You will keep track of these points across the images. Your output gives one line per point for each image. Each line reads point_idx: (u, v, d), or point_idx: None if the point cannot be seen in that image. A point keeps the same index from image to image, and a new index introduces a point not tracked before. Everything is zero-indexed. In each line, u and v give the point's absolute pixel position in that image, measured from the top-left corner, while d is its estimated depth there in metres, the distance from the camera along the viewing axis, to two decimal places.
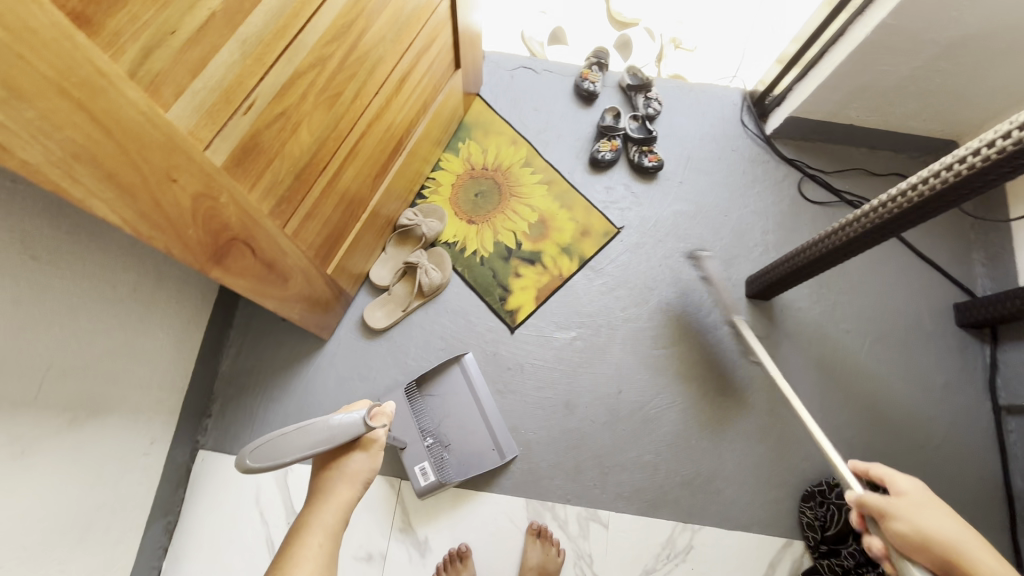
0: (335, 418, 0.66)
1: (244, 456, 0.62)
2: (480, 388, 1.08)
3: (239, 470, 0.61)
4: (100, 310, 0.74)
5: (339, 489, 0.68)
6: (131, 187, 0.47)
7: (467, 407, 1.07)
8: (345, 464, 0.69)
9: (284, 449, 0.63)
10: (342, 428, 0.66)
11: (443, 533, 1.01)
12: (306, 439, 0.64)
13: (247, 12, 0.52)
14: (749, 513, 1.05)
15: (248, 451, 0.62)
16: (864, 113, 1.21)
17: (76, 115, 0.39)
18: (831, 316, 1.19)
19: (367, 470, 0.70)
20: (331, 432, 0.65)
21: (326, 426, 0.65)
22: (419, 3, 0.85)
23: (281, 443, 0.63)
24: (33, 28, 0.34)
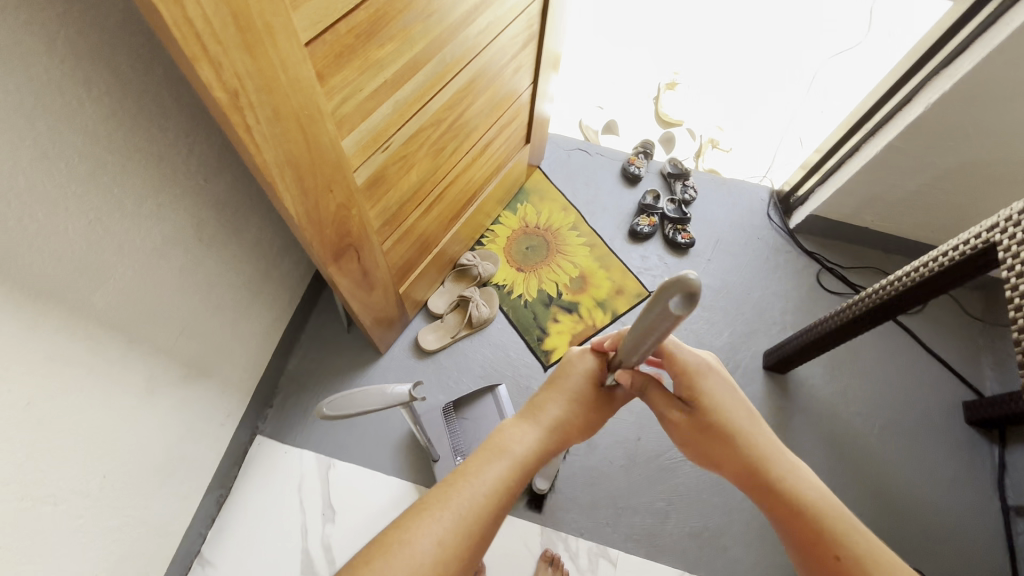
0: (390, 388, 0.73)
1: (321, 406, 0.69)
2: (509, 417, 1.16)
3: (317, 417, 0.68)
4: (225, 290, 0.91)
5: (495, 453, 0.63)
6: (308, 191, 0.65)
7: None
8: (507, 434, 0.65)
9: (358, 402, 0.69)
10: (395, 398, 0.72)
11: None
12: (370, 400, 0.70)
13: (404, 84, 0.72)
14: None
15: (325, 402, 0.69)
16: (877, 219, 1.36)
17: (298, 136, 0.58)
18: (844, 397, 1.27)
19: (524, 441, 0.64)
20: (386, 399, 0.71)
21: (383, 394, 0.72)
22: (510, 90, 1.08)
23: (353, 398, 0.69)
24: (299, 78, 0.54)
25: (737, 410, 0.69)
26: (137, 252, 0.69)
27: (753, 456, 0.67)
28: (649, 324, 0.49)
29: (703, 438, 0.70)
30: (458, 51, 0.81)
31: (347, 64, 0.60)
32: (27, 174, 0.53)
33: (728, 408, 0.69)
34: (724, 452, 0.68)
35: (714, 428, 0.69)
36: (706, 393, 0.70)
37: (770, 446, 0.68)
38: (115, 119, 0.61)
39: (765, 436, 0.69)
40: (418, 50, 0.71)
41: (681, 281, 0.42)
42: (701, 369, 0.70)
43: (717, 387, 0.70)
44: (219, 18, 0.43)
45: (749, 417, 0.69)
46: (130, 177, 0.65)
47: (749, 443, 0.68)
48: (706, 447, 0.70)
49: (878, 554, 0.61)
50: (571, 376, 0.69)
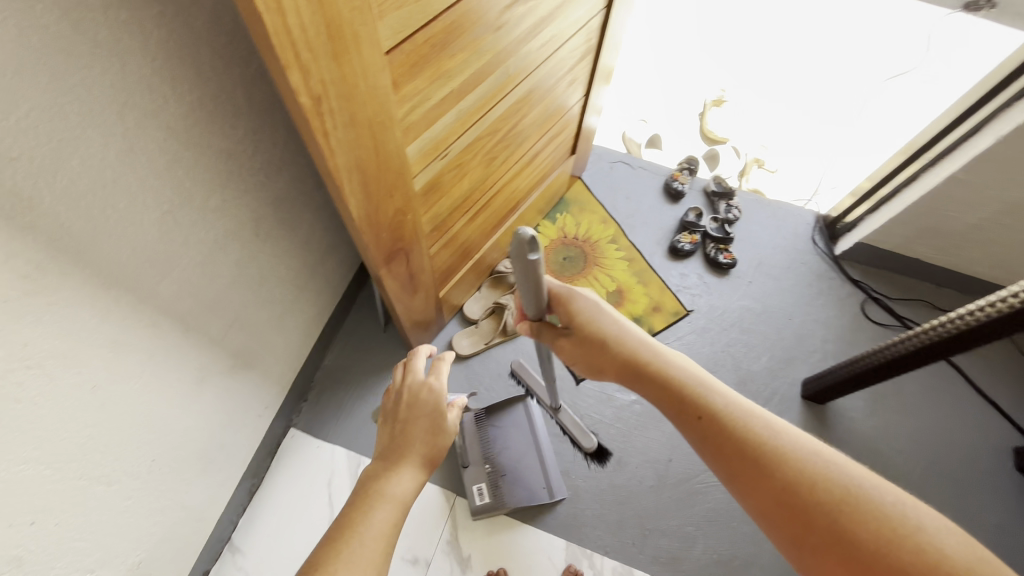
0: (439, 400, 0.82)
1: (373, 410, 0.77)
2: (540, 428, 1.17)
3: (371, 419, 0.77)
4: (276, 285, 0.92)
5: (377, 501, 0.61)
6: (370, 195, 0.66)
7: (526, 444, 1.15)
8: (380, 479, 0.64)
9: None
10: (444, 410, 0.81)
11: (486, 554, 1.07)
12: None
13: (468, 93, 0.73)
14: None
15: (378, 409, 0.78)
16: (931, 251, 1.32)
17: (369, 141, 0.59)
18: (885, 433, 1.23)
19: (399, 474, 0.64)
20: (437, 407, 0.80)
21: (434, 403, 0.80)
22: (563, 101, 1.08)
23: None
24: (377, 86, 0.54)
25: (610, 323, 0.72)
26: (200, 244, 0.71)
27: (633, 357, 0.69)
28: (520, 279, 0.63)
29: (591, 354, 0.73)
30: (521, 63, 0.82)
31: (420, 73, 0.61)
32: (114, 166, 0.55)
33: (602, 320, 0.73)
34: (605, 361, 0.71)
35: (594, 341, 0.72)
36: (579, 313, 0.74)
37: (646, 346, 0.69)
38: (193, 116, 0.62)
39: (646, 341, 0.70)
40: (485, 61, 0.72)
41: (518, 237, 0.56)
42: (572, 294, 0.75)
43: (593, 305, 0.74)
44: (314, 27, 0.44)
45: (625, 328, 0.71)
46: (201, 172, 0.67)
47: (625, 347, 0.70)
48: (592, 361, 0.73)
49: (769, 437, 0.57)
50: (416, 399, 0.72)
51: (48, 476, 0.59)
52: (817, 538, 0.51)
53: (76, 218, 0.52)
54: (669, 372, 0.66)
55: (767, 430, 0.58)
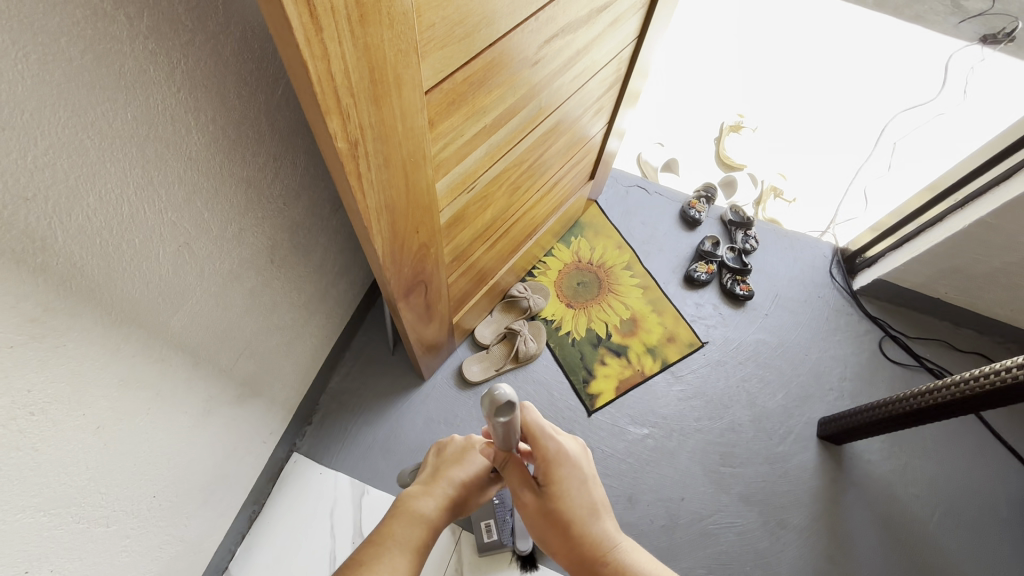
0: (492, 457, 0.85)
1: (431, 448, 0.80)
2: None
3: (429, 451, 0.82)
4: (287, 311, 0.89)
5: (408, 520, 0.67)
6: (397, 233, 0.63)
7: None
8: (416, 501, 0.69)
9: None
10: None
11: None
12: None
13: (501, 127, 0.70)
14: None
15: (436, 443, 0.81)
16: (952, 291, 1.30)
17: (400, 181, 0.56)
18: (903, 478, 1.20)
19: (432, 505, 0.69)
20: None
21: None
22: (588, 130, 1.06)
23: None
24: (414, 126, 0.52)
25: (584, 503, 0.68)
26: (215, 275, 0.68)
27: (603, 550, 0.67)
28: (492, 429, 0.60)
29: (550, 529, 0.69)
30: (553, 94, 0.79)
31: (456, 110, 0.58)
32: (133, 201, 0.52)
33: (574, 491, 0.68)
34: (568, 544, 0.68)
35: (561, 520, 0.68)
36: (559, 480, 0.68)
37: (610, 529, 0.69)
38: (217, 146, 0.60)
39: (612, 524, 0.69)
40: (520, 95, 0.69)
41: (492, 396, 0.54)
42: (558, 456, 0.69)
43: (574, 473, 0.69)
44: (355, 73, 0.41)
45: (598, 508, 0.69)
46: (221, 202, 0.64)
47: (593, 529, 0.68)
48: (549, 536, 0.69)
49: None
50: (465, 452, 0.74)
51: (45, 523, 0.55)
52: None
53: (91, 256, 0.49)
54: (634, 569, 0.66)
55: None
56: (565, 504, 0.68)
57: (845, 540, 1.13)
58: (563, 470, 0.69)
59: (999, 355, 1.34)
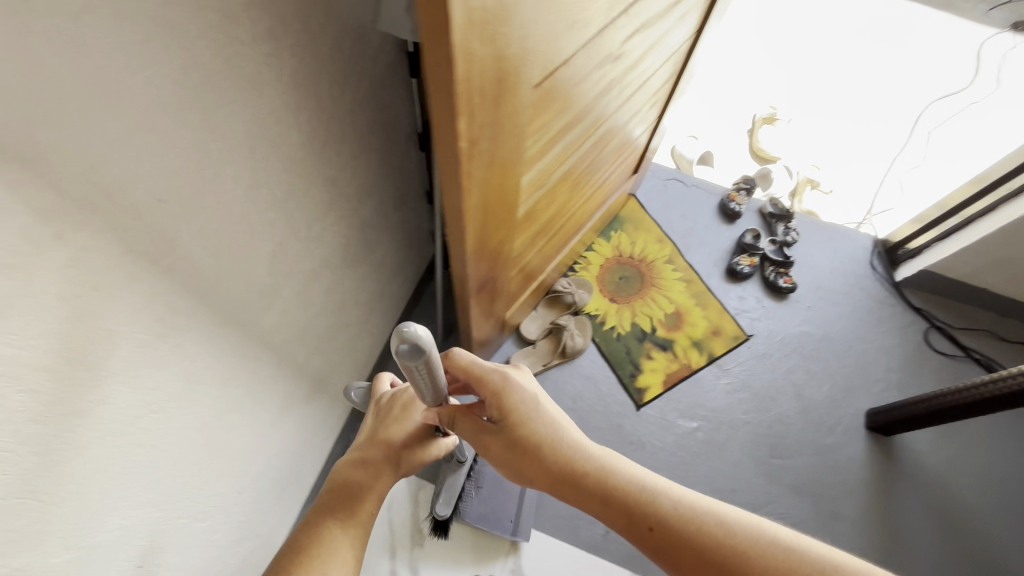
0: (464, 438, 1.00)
1: None
2: None
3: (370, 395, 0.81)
4: (352, 308, 0.90)
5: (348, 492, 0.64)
6: (483, 230, 0.64)
7: None
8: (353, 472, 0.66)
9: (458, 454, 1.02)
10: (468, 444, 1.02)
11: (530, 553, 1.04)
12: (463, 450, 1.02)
13: (578, 123, 0.70)
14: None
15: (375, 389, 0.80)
16: (999, 281, 1.29)
17: (497, 179, 0.57)
18: (953, 468, 1.20)
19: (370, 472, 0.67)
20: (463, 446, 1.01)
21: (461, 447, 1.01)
22: (640, 125, 1.06)
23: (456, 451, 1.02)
24: (519, 123, 0.52)
25: (545, 423, 0.62)
26: (299, 274, 0.69)
27: (575, 463, 0.60)
28: (412, 376, 0.50)
29: (518, 458, 0.62)
30: (622, 90, 0.80)
31: (550, 107, 0.58)
32: (242, 202, 0.52)
33: (532, 411, 0.63)
34: (539, 467, 0.61)
35: (524, 445, 0.62)
36: (514, 408, 0.63)
37: (586, 443, 0.62)
38: (310, 146, 0.60)
39: (580, 435, 0.62)
40: (599, 91, 0.69)
41: (401, 335, 0.44)
42: (506, 384, 0.63)
43: (528, 395, 0.63)
44: (485, 73, 0.42)
45: (560, 424, 0.62)
46: (309, 202, 0.64)
47: (563, 444, 0.61)
48: (520, 468, 0.63)
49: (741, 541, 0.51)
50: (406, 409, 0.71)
51: (156, 520, 0.57)
52: None
53: (207, 257, 0.50)
54: (613, 471, 0.59)
55: (723, 535, 0.52)
56: (524, 428, 0.62)
57: (897, 530, 1.13)
58: (511, 396, 0.63)
59: None
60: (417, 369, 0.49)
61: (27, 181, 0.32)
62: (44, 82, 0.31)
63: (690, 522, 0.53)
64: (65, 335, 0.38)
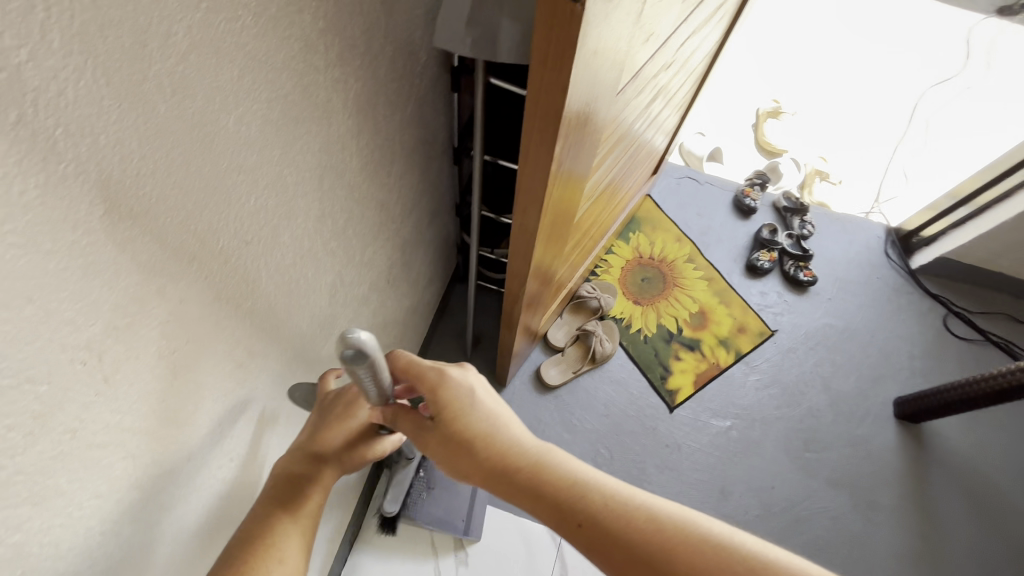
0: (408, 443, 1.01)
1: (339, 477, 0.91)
2: None
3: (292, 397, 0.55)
4: (391, 329, 0.87)
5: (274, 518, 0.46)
6: (543, 247, 0.63)
7: None
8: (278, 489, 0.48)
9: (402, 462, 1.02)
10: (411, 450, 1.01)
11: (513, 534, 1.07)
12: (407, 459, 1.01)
13: (628, 134, 0.70)
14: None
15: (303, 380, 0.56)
16: (1014, 264, 1.32)
17: (565, 197, 0.56)
18: (982, 451, 1.22)
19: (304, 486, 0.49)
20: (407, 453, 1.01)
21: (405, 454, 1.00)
22: (666, 127, 1.06)
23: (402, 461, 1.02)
24: (593, 142, 0.51)
25: (483, 417, 0.51)
26: (351, 301, 0.66)
27: (508, 460, 0.50)
28: (359, 381, 0.39)
29: (448, 458, 0.52)
30: (663, 96, 0.79)
31: (615, 122, 0.57)
32: (310, 234, 0.50)
33: (469, 406, 0.51)
34: (472, 465, 0.51)
35: (455, 443, 0.51)
36: (451, 404, 0.51)
37: (525, 434, 0.53)
38: (366, 170, 0.58)
39: (518, 425, 0.53)
40: (649, 101, 0.69)
41: (347, 344, 0.34)
42: (442, 379, 0.51)
43: (464, 387, 0.52)
44: (583, 96, 0.40)
45: (497, 415, 0.52)
46: (362, 227, 0.62)
47: (500, 439, 0.51)
48: (449, 466, 0.52)
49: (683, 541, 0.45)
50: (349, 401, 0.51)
51: None
52: None
53: (279, 294, 0.48)
54: (548, 465, 0.50)
55: (658, 531, 0.45)
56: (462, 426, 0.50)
57: (934, 516, 1.15)
58: (451, 391, 0.51)
59: None
60: (363, 377, 0.38)
61: (136, 237, 0.30)
62: (156, 131, 0.29)
63: (622, 519, 0.46)
64: (163, 395, 0.36)
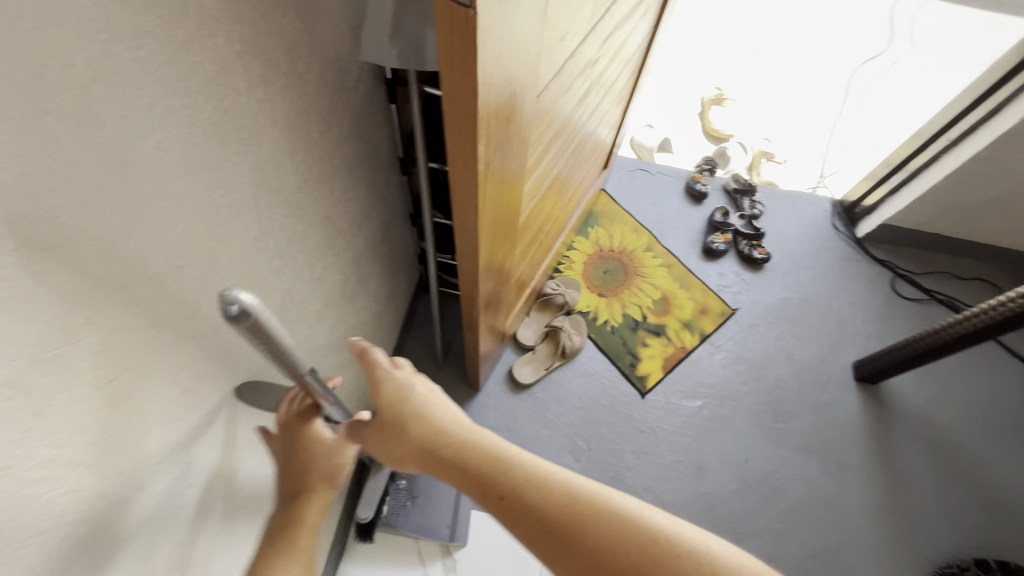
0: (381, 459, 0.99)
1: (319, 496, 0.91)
2: None
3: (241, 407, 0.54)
4: (354, 343, 0.88)
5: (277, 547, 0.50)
6: (491, 248, 0.64)
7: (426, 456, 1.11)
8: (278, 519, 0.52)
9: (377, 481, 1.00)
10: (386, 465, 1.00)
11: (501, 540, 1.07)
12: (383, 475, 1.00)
13: (565, 131, 0.72)
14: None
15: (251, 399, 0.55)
16: (949, 225, 1.40)
17: (504, 197, 0.57)
18: (938, 404, 1.28)
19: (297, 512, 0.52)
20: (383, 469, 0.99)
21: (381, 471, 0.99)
22: (609, 122, 1.09)
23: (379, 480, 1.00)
24: (522, 141, 0.53)
25: (419, 402, 0.55)
26: (306, 318, 0.66)
27: (438, 441, 0.52)
28: (260, 350, 0.38)
29: (389, 443, 0.55)
30: (597, 92, 0.82)
31: (544, 121, 0.59)
32: (250, 254, 0.50)
33: (411, 396, 0.55)
34: (406, 447, 0.54)
35: (393, 427, 0.54)
36: (391, 393, 0.55)
37: (460, 418, 0.55)
38: (304, 187, 0.58)
39: (457, 412, 0.55)
40: (580, 98, 0.71)
41: (234, 310, 0.33)
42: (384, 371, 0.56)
43: (404, 379, 0.56)
44: (498, 97, 0.42)
45: (435, 402, 0.55)
46: (308, 243, 0.62)
47: (434, 423, 0.53)
48: (390, 452, 0.55)
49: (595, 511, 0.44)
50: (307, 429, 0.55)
51: None
52: None
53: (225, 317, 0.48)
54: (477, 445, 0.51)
55: (565, 499, 0.45)
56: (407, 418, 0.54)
57: (899, 470, 1.20)
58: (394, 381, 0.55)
59: (997, 277, 1.45)
60: (262, 343, 0.37)
61: (54, 269, 0.30)
62: (63, 162, 0.29)
63: (540, 494, 0.46)
64: (103, 426, 0.36)
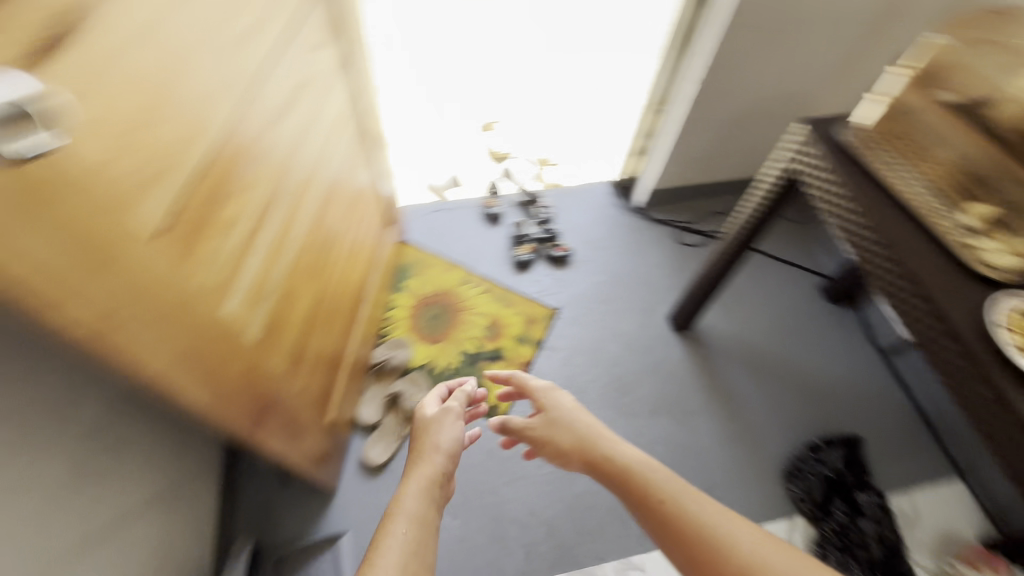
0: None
1: None
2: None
3: None
4: (135, 516, 0.76)
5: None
6: (210, 375, 0.61)
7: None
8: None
9: None
10: None
11: None
12: None
13: (261, 229, 0.71)
14: (755, 516, 1.18)
15: None
16: (699, 175, 1.62)
17: (173, 329, 0.55)
18: (742, 325, 1.46)
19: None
20: None
21: None
22: (358, 184, 1.10)
23: None
24: (149, 270, 0.51)
25: (567, 401, 0.92)
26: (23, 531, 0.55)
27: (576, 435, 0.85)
28: None
29: (543, 444, 0.89)
30: (302, 174, 0.82)
31: (196, 243, 0.58)
32: None
33: (546, 398, 0.93)
34: (551, 445, 0.88)
35: (523, 429, 0.92)
36: (552, 404, 0.92)
37: (582, 410, 0.90)
38: None
39: (590, 417, 0.88)
40: (266, 193, 0.71)
41: None
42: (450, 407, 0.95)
43: (543, 390, 0.95)
44: (49, 263, 0.40)
45: (578, 406, 0.90)
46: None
47: (568, 425, 0.87)
48: (542, 442, 0.89)
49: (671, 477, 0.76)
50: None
51: None
52: (690, 545, 0.68)
53: None
54: (604, 437, 0.83)
55: (645, 486, 0.75)
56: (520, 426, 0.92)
57: (731, 395, 1.34)
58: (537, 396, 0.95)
59: None
60: None
61: None
62: None
63: (625, 479, 0.77)
64: None
